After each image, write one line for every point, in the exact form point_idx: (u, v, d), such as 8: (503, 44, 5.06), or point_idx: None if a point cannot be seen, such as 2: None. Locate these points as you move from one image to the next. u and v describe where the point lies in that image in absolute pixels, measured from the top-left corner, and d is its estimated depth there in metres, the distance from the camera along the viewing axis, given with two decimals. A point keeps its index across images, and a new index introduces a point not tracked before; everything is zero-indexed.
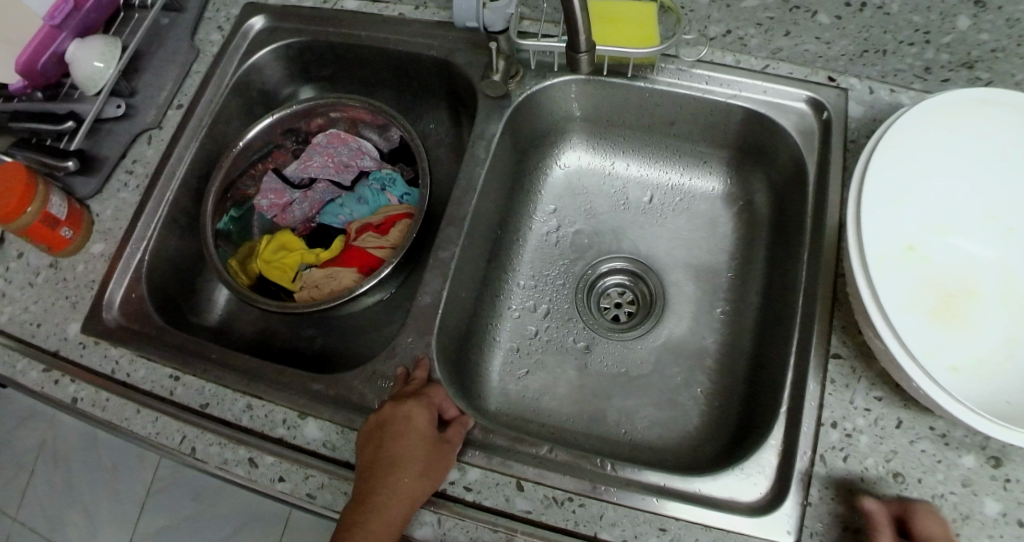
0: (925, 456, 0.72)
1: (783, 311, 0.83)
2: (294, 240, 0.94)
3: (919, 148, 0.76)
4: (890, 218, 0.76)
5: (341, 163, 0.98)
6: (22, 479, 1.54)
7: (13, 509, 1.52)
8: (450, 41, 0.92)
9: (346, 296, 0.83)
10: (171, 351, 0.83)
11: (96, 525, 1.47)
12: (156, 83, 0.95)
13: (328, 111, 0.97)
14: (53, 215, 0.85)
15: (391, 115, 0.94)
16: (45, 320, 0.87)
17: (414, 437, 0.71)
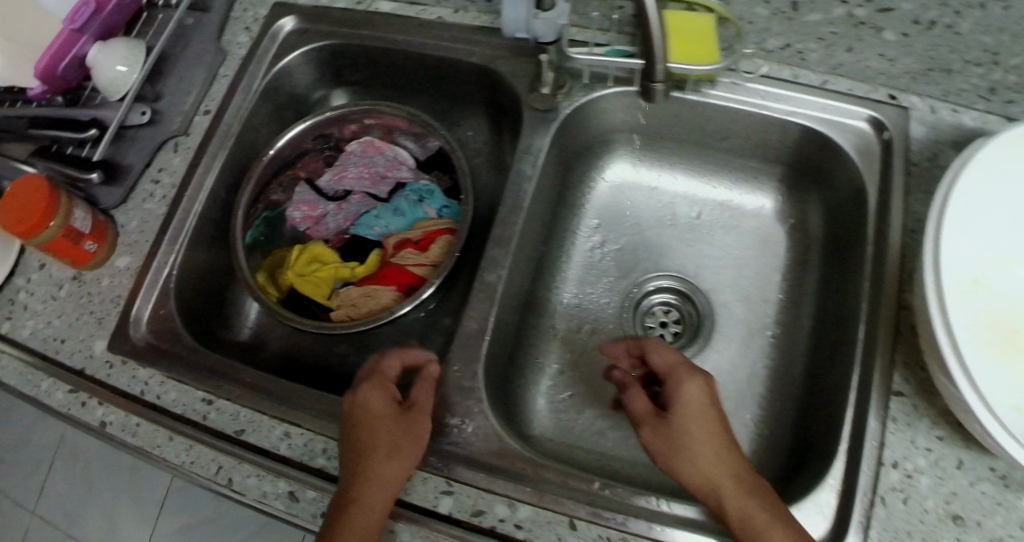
0: (985, 499, 0.70)
1: (838, 341, 0.80)
2: (327, 253, 0.91)
3: (993, 178, 0.72)
4: (962, 249, 0.71)
5: (377, 174, 0.96)
6: (42, 472, 1.51)
7: (34, 503, 1.49)
8: (491, 48, 0.87)
9: (386, 317, 0.80)
10: (202, 373, 0.80)
11: (118, 521, 1.44)
12: (182, 88, 0.90)
13: (362, 118, 0.92)
14: (77, 230, 0.81)
15: (432, 128, 0.90)
16: (69, 336, 0.84)
17: (374, 423, 0.69)
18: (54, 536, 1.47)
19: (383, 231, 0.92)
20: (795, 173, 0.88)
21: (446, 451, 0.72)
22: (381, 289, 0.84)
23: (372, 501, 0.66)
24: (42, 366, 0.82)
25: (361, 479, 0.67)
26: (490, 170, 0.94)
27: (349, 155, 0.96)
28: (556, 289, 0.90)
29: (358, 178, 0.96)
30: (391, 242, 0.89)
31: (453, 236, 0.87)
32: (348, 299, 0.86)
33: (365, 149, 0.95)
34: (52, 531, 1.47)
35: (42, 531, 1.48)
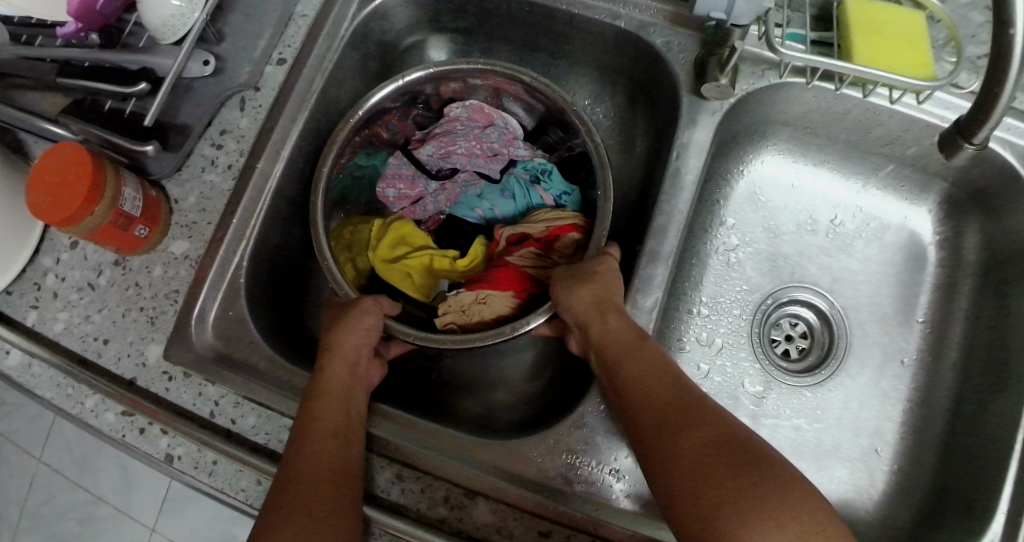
0: None
1: (996, 385, 0.73)
2: (420, 237, 0.78)
3: None
4: None
5: (489, 149, 0.80)
6: (48, 418, 1.28)
7: (35, 449, 1.28)
8: (642, 12, 0.71)
9: (514, 331, 0.67)
10: (286, 393, 0.67)
11: (132, 475, 1.24)
12: (250, 29, 0.73)
13: (470, 77, 0.76)
14: (127, 214, 0.66)
15: (556, 93, 0.73)
16: (114, 336, 0.70)
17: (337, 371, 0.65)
18: (61, 485, 1.26)
19: (485, 214, 0.79)
20: (962, 192, 0.78)
21: (591, 504, 0.63)
22: (499, 293, 0.71)
23: (317, 449, 0.60)
24: (83, 377, 0.68)
25: (307, 426, 0.61)
26: (616, 156, 0.80)
27: (455, 122, 0.80)
28: (686, 297, 0.79)
29: (467, 153, 0.80)
30: (507, 234, 0.75)
31: (582, 235, 0.73)
32: (457, 303, 0.72)
33: (476, 117, 0.80)
34: (56, 480, 1.27)
35: (51, 480, 1.27)
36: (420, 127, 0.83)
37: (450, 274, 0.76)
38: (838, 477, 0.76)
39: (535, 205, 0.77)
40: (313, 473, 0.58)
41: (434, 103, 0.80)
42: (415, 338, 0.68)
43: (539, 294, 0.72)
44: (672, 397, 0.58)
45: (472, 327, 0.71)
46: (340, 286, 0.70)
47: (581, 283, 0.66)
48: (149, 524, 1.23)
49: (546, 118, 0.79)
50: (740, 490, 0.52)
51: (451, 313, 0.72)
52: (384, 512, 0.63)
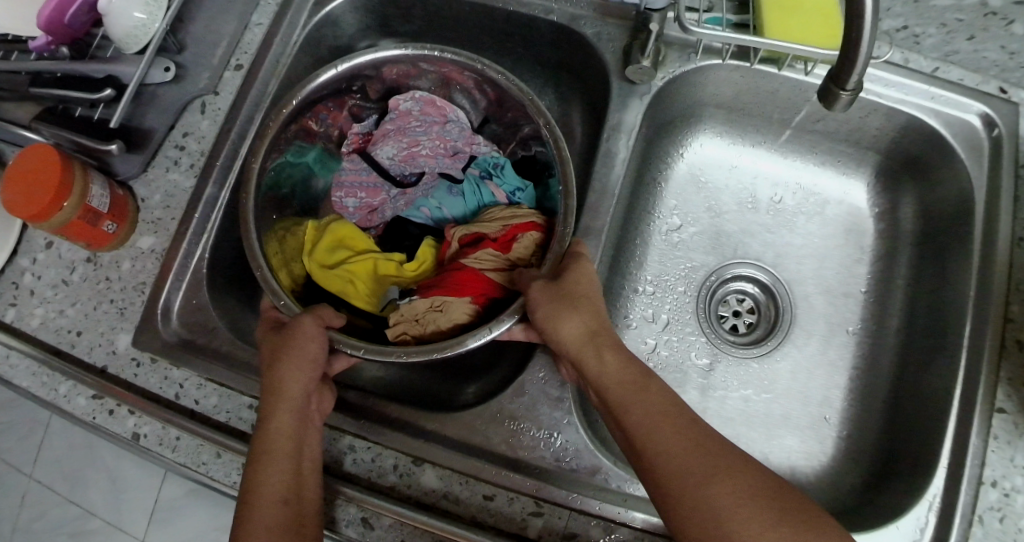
0: None
1: (933, 347, 0.75)
2: (361, 238, 0.80)
3: None
4: None
5: (452, 147, 0.83)
6: (40, 432, 1.30)
7: (27, 467, 1.30)
8: (573, 6, 0.76)
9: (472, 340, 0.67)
10: (246, 373, 0.71)
11: (121, 486, 1.26)
12: (209, 39, 0.78)
13: (422, 63, 0.77)
14: (95, 209, 0.71)
15: (503, 76, 0.74)
16: (87, 328, 0.74)
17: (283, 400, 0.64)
18: (52, 500, 1.28)
19: (433, 213, 0.81)
20: (895, 162, 0.82)
21: (533, 467, 0.66)
22: (455, 300, 0.73)
23: (281, 459, 0.62)
24: (57, 365, 0.72)
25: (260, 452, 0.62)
26: None
27: (408, 117, 0.82)
28: (631, 276, 0.82)
29: (429, 153, 0.82)
30: (459, 237, 0.77)
31: (542, 233, 0.75)
32: (411, 312, 0.74)
33: (430, 114, 0.82)
34: (48, 495, 1.29)
35: (41, 496, 1.29)
36: (357, 117, 0.84)
37: (399, 280, 0.78)
38: (787, 445, 0.78)
39: (487, 202, 0.79)
40: (276, 480, 0.61)
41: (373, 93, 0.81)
42: (366, 351, 0.68)
43: (499, 296, 0.74)
44: (665, 411, 0.60)
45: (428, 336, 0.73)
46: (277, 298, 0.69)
47: (569, 303, 0.65)
48: (137, 534, 1.24)
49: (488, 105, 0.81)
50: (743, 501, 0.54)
51: (405, 322, 0.74)
52: (362, 491, 0.66)
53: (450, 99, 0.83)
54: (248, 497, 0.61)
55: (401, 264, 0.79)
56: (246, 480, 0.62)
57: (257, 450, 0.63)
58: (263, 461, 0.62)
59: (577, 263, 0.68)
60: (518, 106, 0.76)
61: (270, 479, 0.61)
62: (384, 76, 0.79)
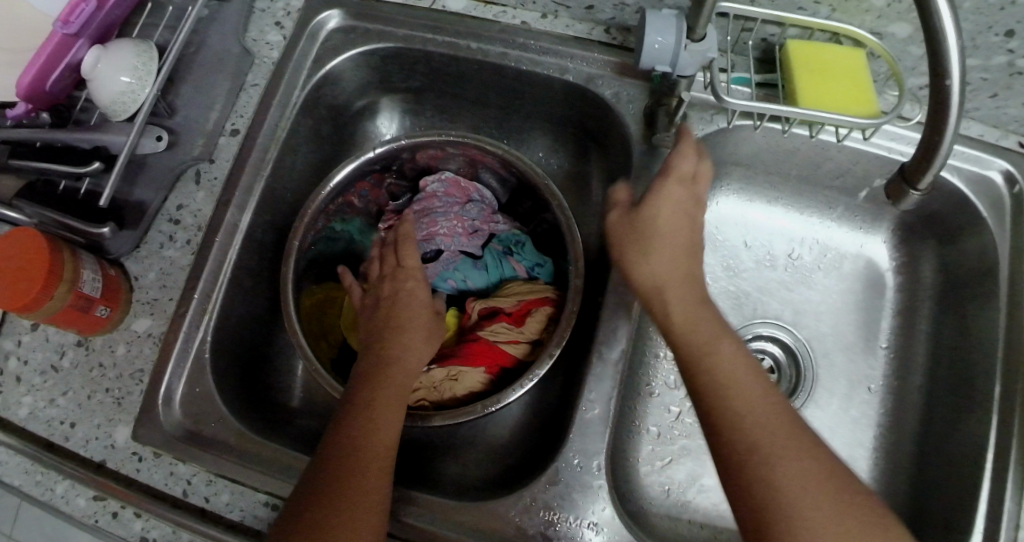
0: None
1: (959, 404, 0.74)
2: None
3: None
4: None
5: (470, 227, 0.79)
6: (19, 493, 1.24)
7: (7, 528, 1.23)
8: (590, 64, 0.73)
9: (485, 409, 0.67)
10: (259, 468, 0.66)
11: None
12: (202, 102, 0.73)
13: (445, 145, 0.77)
14: (87, 295, 0.65)
15: (520, 161, 0.75)
16: (81, 419, 0.69)
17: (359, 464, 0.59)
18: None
19: (459, 284, 0.76)
20: (913, 216, 0.80)
21: None
22: (470, 368, 0.70)
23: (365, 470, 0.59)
24: (51, 462, 0.67)
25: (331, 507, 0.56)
26: (573, 205, 0.81)
27: (433, 198, 0.80)
28: (652, 340, 0.80)
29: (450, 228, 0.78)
30: (479, 305, 0.74)
31: (554, 308, 0.72)
32: (428, 380, 0.71)
33: (456, 192, 0.80)
34: None
35: None
36: (394, 196, 0.84)
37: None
38: None
39: (507, 277, 0.76)
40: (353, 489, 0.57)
41: (407, 171, 0.81)
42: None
43: (515, 369, 0.71)
44: (769, 404, 0.56)
45: (443, 405, 0.70)
46: (308, 363, 0.69)
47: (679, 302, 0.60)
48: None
49: (509, 188, 0.81)
50: (770, 418, 0.55)
51: (421, 390, 0.71)
52: None
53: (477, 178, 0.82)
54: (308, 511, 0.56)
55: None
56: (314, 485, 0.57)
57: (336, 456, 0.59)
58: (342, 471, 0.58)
59: (650, 250, 0.62)
60: (538, 190, 0.76)
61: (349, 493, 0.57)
62: (416, 160, 0.80)
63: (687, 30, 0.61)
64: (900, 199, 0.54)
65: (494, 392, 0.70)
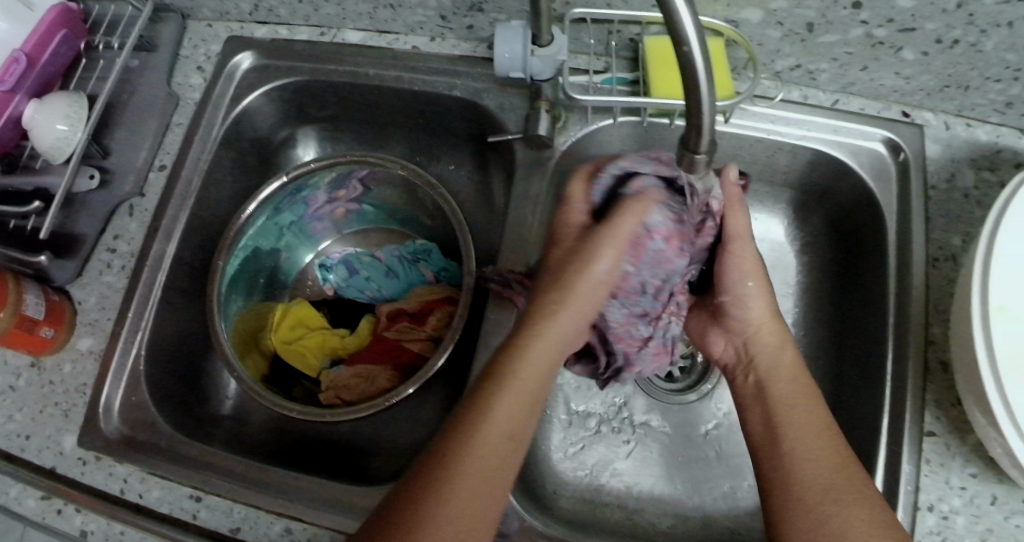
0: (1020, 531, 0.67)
1: (861, 375, 0.77)
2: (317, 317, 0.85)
3: None
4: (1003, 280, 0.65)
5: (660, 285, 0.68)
6: None
7: None
8: (475, 79, 0.79)
9: (388, 402, 0.72)
10: (188, 466, 0.73)
11: None
12: (133, 142, 0.82)
13: (356, 168, 0.84)
14: (31, 318, 0.73)
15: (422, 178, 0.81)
16: (34, 431, 0.77)
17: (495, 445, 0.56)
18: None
19: (373, 294, 0.86)
20: (807, 195, 0.84)
21: None
22: (378, 367, 0.77)
23: (504, 454, 0.56)
24: (5, 470, 0.75)
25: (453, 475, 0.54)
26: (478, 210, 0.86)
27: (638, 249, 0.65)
28: None
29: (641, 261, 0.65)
30: (387, 308, 0.81)
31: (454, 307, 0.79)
32: (337, 379, 0.78)
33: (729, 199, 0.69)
34: None
35: None
36: (316, 226, 0.91)
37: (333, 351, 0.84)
38: (727, 490, 0.78)
39: (417, 283, 0.84)
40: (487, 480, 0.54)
41: (323, 196, 0.88)
42: (298, 411, 0.74)
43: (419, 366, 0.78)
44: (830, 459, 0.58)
45: (354, 401, 0.76)
46: (232, 371, 0.76)
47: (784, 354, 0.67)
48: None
49: (416, 205, 0.88)
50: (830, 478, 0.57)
51: (333, 388, 0.78)
52: None
53: (389, 197, 0.89)
54: (410, 509, 0.52)
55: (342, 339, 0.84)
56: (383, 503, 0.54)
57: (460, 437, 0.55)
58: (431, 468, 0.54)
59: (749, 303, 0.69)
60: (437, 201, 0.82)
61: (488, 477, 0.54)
62: (331, 186, 0.87)
63: (532, 38, 0.67)
64: (691, 168, 0.53)
65: (399, 385, 0.76)
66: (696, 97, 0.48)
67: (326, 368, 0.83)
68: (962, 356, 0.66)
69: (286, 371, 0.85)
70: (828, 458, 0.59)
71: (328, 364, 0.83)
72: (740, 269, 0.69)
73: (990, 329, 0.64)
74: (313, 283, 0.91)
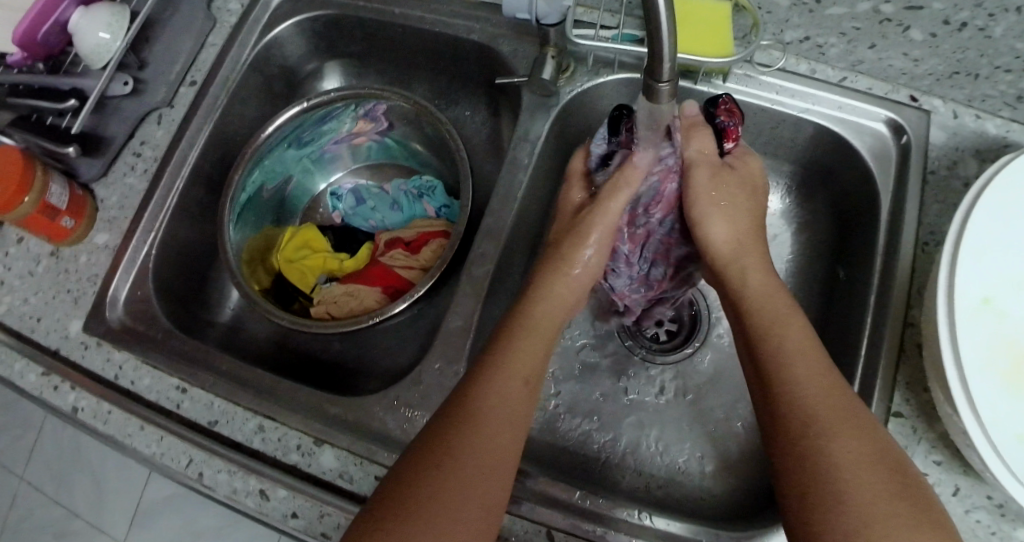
0: (978, 526, 0.65)
1: (838, 352, 0.77)
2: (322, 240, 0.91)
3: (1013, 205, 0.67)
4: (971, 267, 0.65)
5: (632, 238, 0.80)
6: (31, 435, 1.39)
7: (21, 465, 1.39)
8: (492, 26, 0.82)
9: (371, 319, 0.77)
10: (179, 360, 0.78)
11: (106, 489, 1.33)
12: (169, 57, 0.87)
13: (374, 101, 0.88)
14: (53, 206, 0.79)
15: (436, 115, 0.85)
16: (46, 314, 0.82)
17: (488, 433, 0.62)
18: (42, 501, 1.37)
19: (377, 225, 0.92)
20: (811, 173, 0.86)
21: None
22: (369, 289, 0.83)
23: (509, 417, 0.63)
24: (15, 346, 0.80)
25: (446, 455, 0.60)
26: (487, 156, 0.90)
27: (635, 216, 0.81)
28: None
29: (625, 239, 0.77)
30: (387, 237, 0.87)
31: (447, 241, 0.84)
32: (330, 295, 0.84)
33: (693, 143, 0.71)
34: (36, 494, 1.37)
35: (32, 495, 1.37)
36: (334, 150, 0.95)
37: (329, 270, 0.89)
38: (692, 454, 0.80)
39: (418, 216, 0.90)
40: (488, 451, 0.61)
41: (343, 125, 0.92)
42: (287, 317, 0.79)
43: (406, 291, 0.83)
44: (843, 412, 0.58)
45: (341, 316, 0.82)
46: (233, 277, 0.81)
47: (752, 274, 0.68)
48: (119, 534, 1.31)
49: (429, 143, 0.92)
50: (854, 443, 0.56)
51: (325, 303, 0.84)
52: (273, 468, 0.71)
53: (405, 133, 0.93)
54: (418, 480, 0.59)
55: (339, 259, 0.89)
56: (392, 470, 0.60)
57: (477, 392, 0.64)
58: (446, 437, 0.61)
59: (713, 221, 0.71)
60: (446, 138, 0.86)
61: (490, 449, 0.61)
62: (351, 117, 0.91)
63: None
64: (653, 97, 0.55)
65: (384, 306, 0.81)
66: (656, 31, 0.49)
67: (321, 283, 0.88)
68: (932, 336, 0.66)
69: (281, 284, 0.91)
70: (839, 408, 0.58)
71: (323, 281, 0.89)
72: (699, 196, 0.71)
73: (957, 322, 0.63)
74: (323, 211, 0.98)
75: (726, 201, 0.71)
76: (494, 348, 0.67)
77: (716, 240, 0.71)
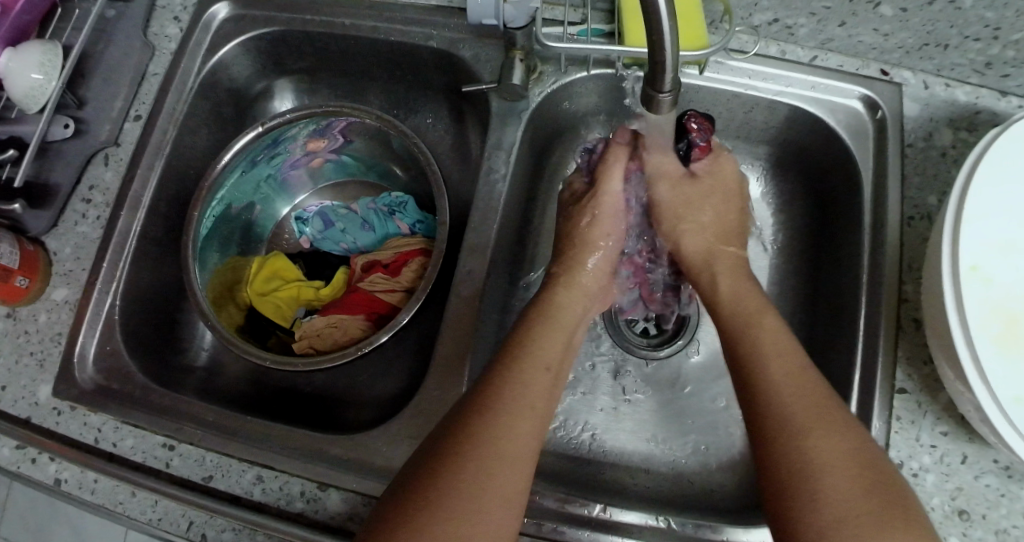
0: (989, 491, 0.66)
1: (834, 332, 0.77)
2: (293, 270, 0.87)
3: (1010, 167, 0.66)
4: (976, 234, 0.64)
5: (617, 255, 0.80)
6: None
7: None
8: (452, 30, 0.78)
9: (359, 351, 0.73)
10: (162, 415, 0.73)
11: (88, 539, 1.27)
12: (108, 93, 0.81)
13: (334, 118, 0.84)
14: (5, 267, 0.73)
15: (397, 128, 0.81)
16: (9, 382, 0.77)
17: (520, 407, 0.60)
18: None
19: (350, 247, 0.88)
20: (788, 152, 0.85)
21: None
22: (350, 316, 0.77)
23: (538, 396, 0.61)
24: None
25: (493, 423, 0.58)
26: (457, 164, 0.87)
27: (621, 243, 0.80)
28: None
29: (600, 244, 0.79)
30: (362, 260, 0.82)
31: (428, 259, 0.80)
32: (312, 328, 0.78)
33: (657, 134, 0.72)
34: None
35: None
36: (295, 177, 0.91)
37: (306, 302, 0.85)
38: (699, 446, 0.78)
39: (392, 234, 0.85)
40: (512, 457, 0.57)
41: (301, 147, 0.88)
42: (274, 361, 0.75)
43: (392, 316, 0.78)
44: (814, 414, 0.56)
45: (326, 350, 0.77)
46: (207, 320, 0.76)
47: (722, 278, 0.70)
48: None
49: (391, 156, 0.89)
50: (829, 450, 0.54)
51: (308, 338, 0.78)
52: (271, 518, 0.68)
53: (368, 149, 0.89)
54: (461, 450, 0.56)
55: (316, 288, 0.86)
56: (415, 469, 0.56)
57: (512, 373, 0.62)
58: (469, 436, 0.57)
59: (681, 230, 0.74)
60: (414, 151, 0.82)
61: (502, 468, 0.56)
62: (308, 137, 0.87)
63: None
64: (652, 107, 0.53)
65: (372, 335, 0.76)
66: (658, 34, 0.47)
67: (301, 317, 0.84)
68: (931, 313, 0.66)
69: (257, 322, 0.86)
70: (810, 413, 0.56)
71: (302, 314, 0.85)
72: (666, 207, 0.75)
73: (963, 293, 0.63)
74: (290, 236, 0.93)
75: (690, 211, 0.74)
76: (509, 369, 0.62)
77: (687, 251, 0.74)
